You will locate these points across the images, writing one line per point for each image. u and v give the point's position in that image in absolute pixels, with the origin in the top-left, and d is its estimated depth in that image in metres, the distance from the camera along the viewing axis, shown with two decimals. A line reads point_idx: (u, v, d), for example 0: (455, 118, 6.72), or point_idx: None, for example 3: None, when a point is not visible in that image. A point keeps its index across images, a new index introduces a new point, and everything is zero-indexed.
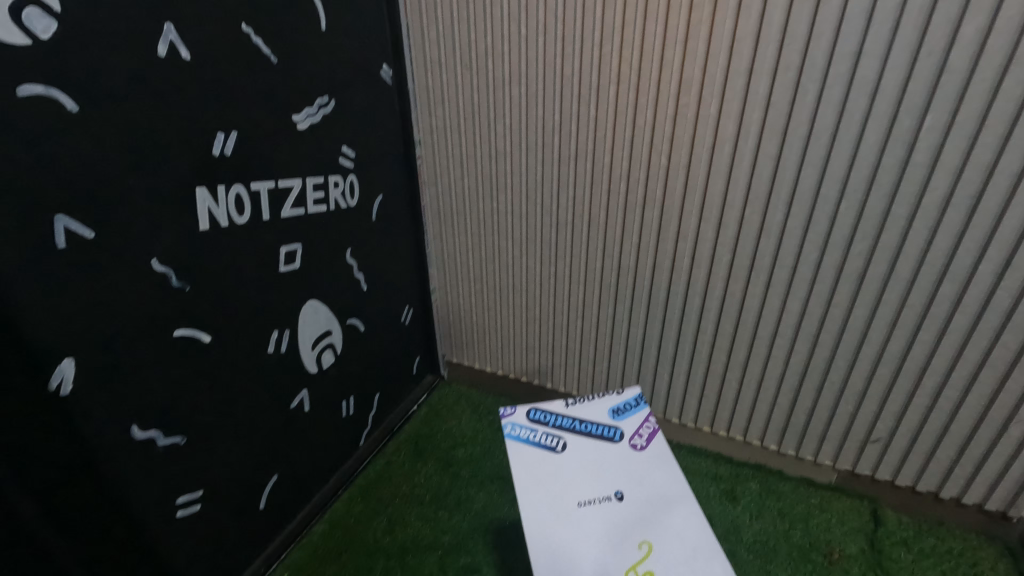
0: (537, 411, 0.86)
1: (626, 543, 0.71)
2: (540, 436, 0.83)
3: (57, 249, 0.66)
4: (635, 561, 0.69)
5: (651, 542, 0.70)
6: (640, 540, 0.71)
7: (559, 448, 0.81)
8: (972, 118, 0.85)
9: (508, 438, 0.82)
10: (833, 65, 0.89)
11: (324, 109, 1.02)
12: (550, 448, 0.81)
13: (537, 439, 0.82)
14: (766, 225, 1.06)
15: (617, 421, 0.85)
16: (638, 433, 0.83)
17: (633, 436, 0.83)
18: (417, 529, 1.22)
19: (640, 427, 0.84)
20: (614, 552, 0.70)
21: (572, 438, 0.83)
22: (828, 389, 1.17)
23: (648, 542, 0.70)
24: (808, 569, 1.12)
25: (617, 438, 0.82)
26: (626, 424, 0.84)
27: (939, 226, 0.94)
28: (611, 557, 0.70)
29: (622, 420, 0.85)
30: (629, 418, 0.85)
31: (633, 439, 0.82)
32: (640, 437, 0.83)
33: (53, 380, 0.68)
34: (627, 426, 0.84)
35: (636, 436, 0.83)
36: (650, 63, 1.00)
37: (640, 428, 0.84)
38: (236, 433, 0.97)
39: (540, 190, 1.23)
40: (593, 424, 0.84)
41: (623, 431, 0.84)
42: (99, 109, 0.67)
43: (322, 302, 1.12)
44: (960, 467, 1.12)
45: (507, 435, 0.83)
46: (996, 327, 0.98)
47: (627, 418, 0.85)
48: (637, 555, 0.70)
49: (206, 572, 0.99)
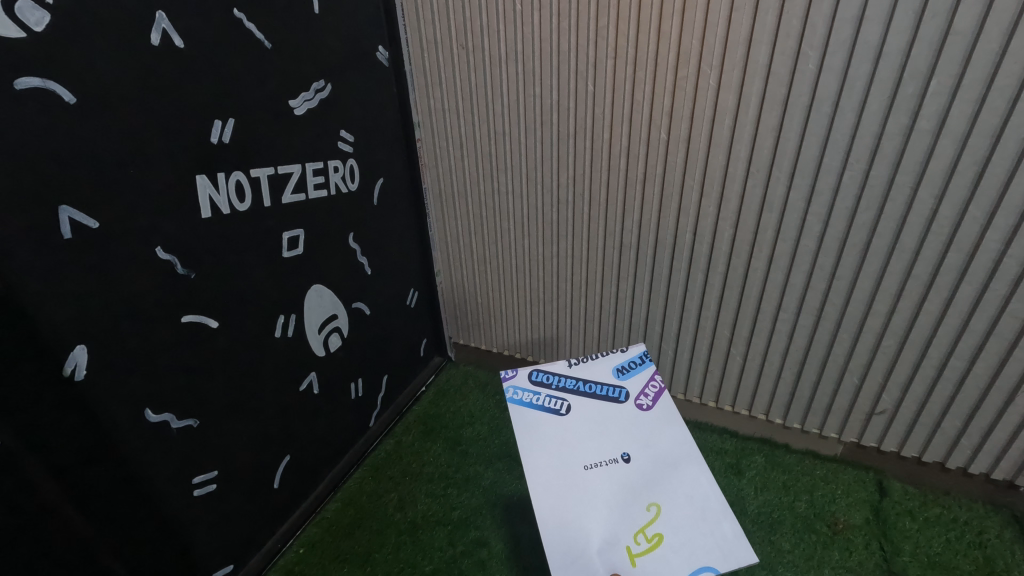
0: (539, 372, 0.87)
1: (634, 505, 0.71)
2: (543, 398, 0.84)
3: (62, 238, 0.68)
4: (643, 524, 0.69)
5: (660, 504, 0.70)
6: (649, 502, 0.71)
7: (564, 410, 0.83)
8: (978, 81, 0.82)
9: (511, 402, 0.84)
10: (834, 32, 0.87)
11: (320, 94, 1.03)
12: (555, 411, 0.83)
13: (540, 402, 0.84)
14: (768, 198, 1.05)
15: (622, 380, 0.86)
16: (643, 393, 0.84)
17: (639, 397, 0.84)
18: (427, 505, 1.25)
19: (646, 386, 0.85)
20: (621, 514, 0.70)
21: (576, 399, 0.84)
22: (832, 361, 1.17)
23: (657, 505, 0.70)
24: (813, 538, 1.13)
25: (623, 398, 0.84)
26: (631, 383, 0.86)
27: (944, 195, 0.92)
28: (618, 520, 0.69)
29: (627, 379, 0.86)
30: (634, 377, 0.87)
31: (639, 398, 0.84)
32: (646, 397, 0.84)
33: (67, 366, 0.71)
34: (632, 385, 0.86)
35: (641, 396, 0.84)
36: (647, 35, 0.98)
37: (646, 388, 0.85)
38: (247, 415, 1.00)
39: (539, 169, 1.22)
40: (597, 385, 0.86)
41: (629, 391, 0.85)
42: (96, 98, 0.68)
43: (327, 286, 1.14)
44: (966, 437, 1.12)
45: (510, 398, 0.84)
46: (1004, 297, 0.96)
47: (632, 377, 0.87)
48: (646, 517, 0.69)
49: (223, 548, 1.02)
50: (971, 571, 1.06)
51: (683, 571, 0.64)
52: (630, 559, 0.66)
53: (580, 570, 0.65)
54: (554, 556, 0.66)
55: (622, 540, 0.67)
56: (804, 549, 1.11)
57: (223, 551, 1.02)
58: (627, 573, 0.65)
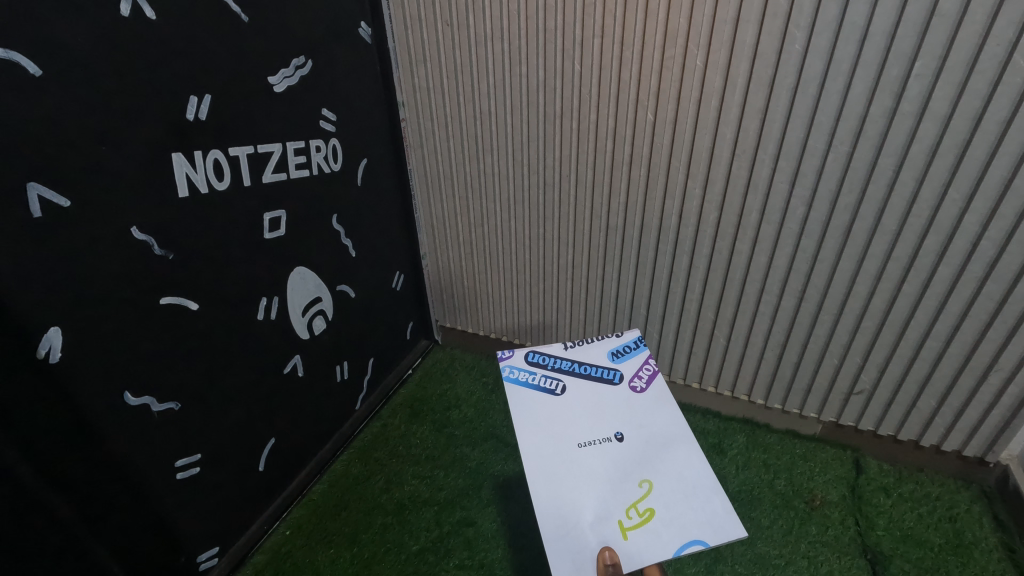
0: (536, 353, 0.87)
1: (627, 482, 0.71)
2: (539, 378, 0.85)
3: (32, 217, 0.65)
4: (636, 499, 0.69)
5: (652, 481, 0.71)
6: (641, 478, 0.71)
7: (559, 390, 0.83)
8: (961, 64, 0.83)
9: (507, 380, 0.84)
10: (820, 12, 0.86)
11: (301, 70, 1.00)
12: (550, 390, 0.83)
13: (536, 382, 0.84)
14: (753, 181, 1.05)
15: (616, 363, 0.87)
16: (637, 375, 0.85)
17: (633, 379, 0.84)
18: (414, 487, 1.26)
19: (640, 368, 0.86)
20: (614, 490, 0.71)
21: (571, 379, 0.85)
22: (813, 342, 1.19)
23: (649, 481, 0.71)
24: (791, 514, 1.16)
25: (617, 380, 0.85)
26: (625, 366, 0.86)
27: (925, 178, 0.93)
28: (611, 495, 0.70)
29: (622, 363, 0.87)
30: (628, 360, 0.87)
31: (633, 380, 0.84)
32: (640, 379, 0.84)
33: (41, 349, 0.69)
34: (627, 368, 0.86)
35: (636, 378, 0.84)
36: (634, 14, 0.97)
37: (640, 370, 0.86)
38: (230, 398, 0.99)
39: (526, 150, 1.21)
40: (593, 366, 0.86)
41: (623, 373, 0.86)
42: (61, 71, 0.65)
43: (311, 269, 1.13)
44: (940, 416, 1.15)
45: (506, 377, 0.85)
46: (980, 278, 0.98)
47: (626, 360, 0.87)
48: (638, 493, 0.70)
49: (207, 531, 1.02)
50: (942, 543, 1.10)
51: (672, 544, 0.65)
52: (621, 532, 0.67)
53: (571, 543, 0.66)
54: (546, 530, 0.67)
55: (615, 514, 0.68)
56: (783, 525, 1.14)
57: (207, 534, 1.02)
58: (618, 547, 0.66)
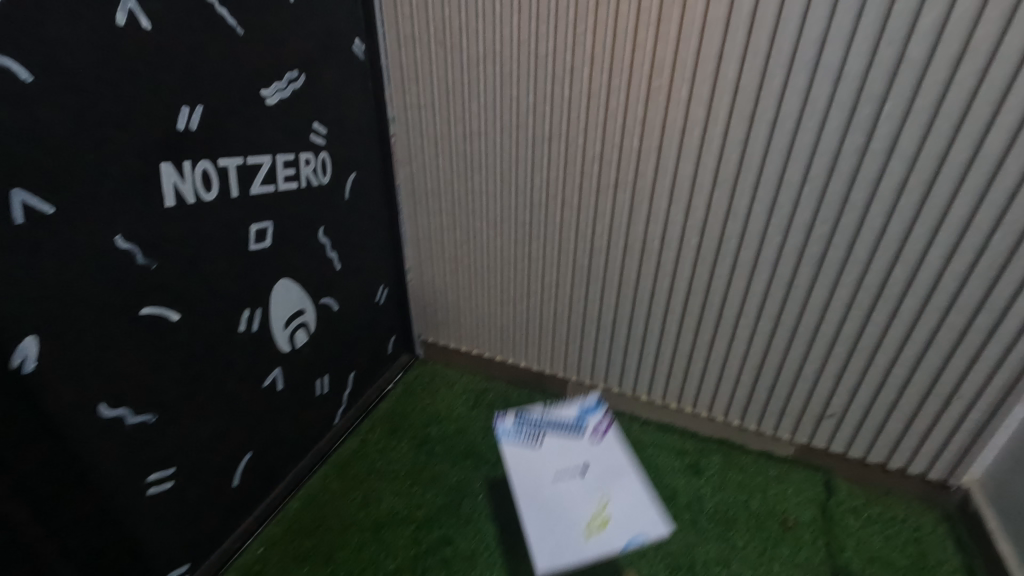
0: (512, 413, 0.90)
1: (585, 497, 0.78)
2: (516, 438, 0.86)
3: (14, 223, 0.64)
4: (592, 511, 0.77)
5: (607, 495, 0.78)
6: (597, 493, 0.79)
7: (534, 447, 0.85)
8: (927, 107, 0.88)
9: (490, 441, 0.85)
10: (798, 53, 0.91)
11: (294, 84, 1.01)
12: (524, 448, 0.85)
13: (513, 441, 0.86)
14: (732, 209, 1.09)
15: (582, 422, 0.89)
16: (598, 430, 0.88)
17: (595, 433, 0.87)
18: (392, 504, 1.24)
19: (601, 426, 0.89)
20: (574, 505, 0.78)
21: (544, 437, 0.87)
22: (788, 366, 1.22)
23: (604, 496, 0.78)
24: (765, 535, 1.18)
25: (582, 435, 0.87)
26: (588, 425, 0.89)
27: (893, 212, 0.98)
28: (572, 511, 0.77)
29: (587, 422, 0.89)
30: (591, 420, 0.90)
31: (595, 434, 0.87)
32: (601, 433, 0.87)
33: (16, 358, 0.68)
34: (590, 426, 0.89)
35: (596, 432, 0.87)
36: (623, 44, 1.01)
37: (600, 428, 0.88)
38: (206, 411, 0.97)
39: (514, 171, 1.23)
40: (562, 424, 0.89)
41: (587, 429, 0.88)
42: (53, 78, 0.65)
43: (295, 281, 1.12)
44: (906, 440, 1.19)
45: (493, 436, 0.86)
46: (944, 308, 1.03)
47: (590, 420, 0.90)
48: (594, 506, 0.77)
49: (176, 548, 0.99)
50: (907, 565, 1.13)
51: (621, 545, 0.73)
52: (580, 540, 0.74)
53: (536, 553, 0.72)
54: None
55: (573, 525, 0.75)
56: (757, 545, 1.16)
57: (175, 551, 0.99)
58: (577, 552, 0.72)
